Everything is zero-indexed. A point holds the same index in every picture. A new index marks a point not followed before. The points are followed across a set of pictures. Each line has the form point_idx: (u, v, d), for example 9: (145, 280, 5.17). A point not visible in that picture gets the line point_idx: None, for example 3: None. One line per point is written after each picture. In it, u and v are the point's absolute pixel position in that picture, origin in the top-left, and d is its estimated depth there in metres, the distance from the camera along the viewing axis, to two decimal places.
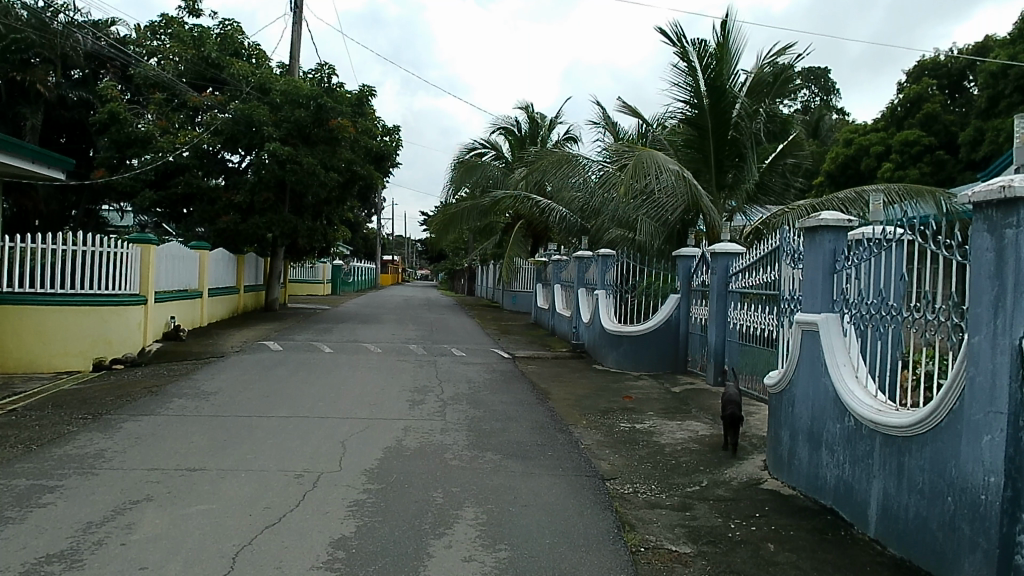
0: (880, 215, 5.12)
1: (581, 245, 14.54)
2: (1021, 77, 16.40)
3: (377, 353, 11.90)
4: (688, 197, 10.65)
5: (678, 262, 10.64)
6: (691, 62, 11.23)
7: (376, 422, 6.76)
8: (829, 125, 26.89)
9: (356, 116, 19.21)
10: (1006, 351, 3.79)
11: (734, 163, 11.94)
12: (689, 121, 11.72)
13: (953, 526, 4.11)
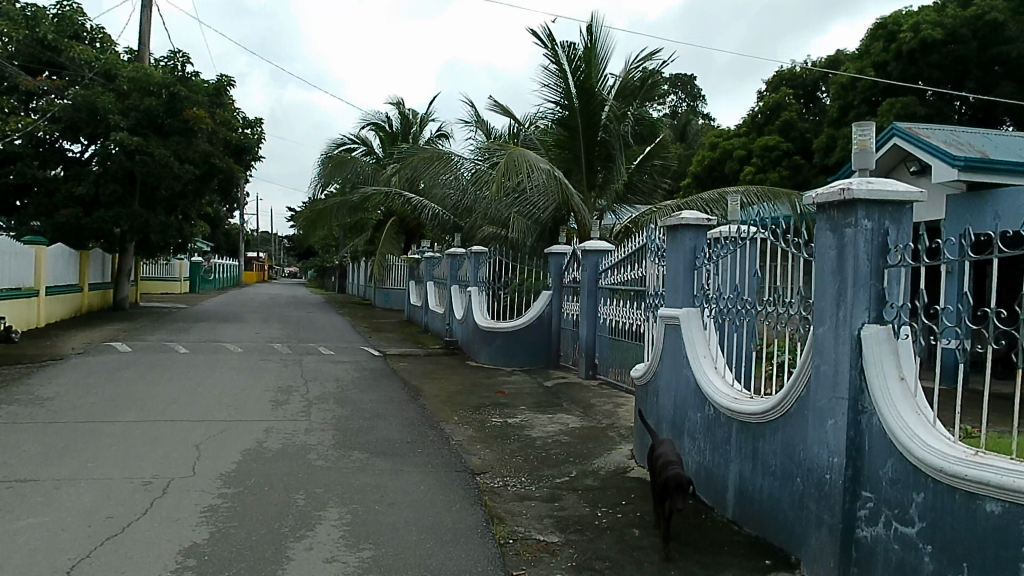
0: (738, 215, 5.34)
1: (455, 242, 14.57)
2: (868, 89, 17.70)
3: (238, 353, 11.46)
4: (560, 197, 10.84)
5: (552, 259, 10.81)
6: (561, 64, 11.51)
7: (234, 425, 6.50)
8: (696, 129, 28.17)
9: (214, 106, 18.52)
10: (847, 341, 4.15)
11: (604, 163, 12.31)
12: (560, 122, 11.98)
13: (802, 504, 4.43)
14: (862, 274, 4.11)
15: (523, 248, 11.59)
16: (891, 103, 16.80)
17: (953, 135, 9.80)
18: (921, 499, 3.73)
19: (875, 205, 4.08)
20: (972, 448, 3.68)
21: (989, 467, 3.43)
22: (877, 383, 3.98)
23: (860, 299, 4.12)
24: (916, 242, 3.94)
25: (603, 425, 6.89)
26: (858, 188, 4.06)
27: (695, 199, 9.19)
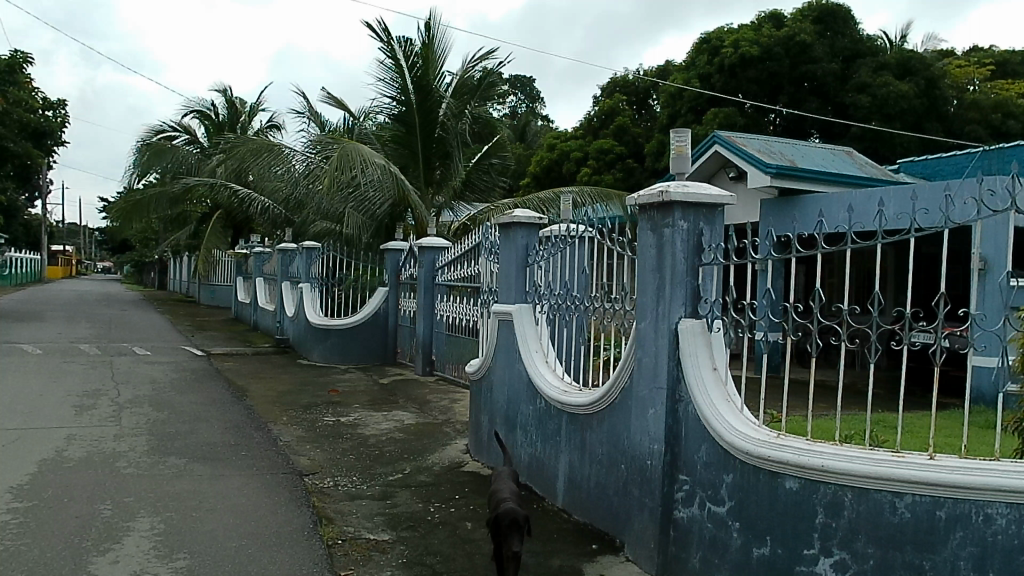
0: (569, 214, 5.50)
1: (285, 237, 14.09)
2: (695, 99, 18.90)
3: (39, 355, 10.50)
4: (395, 193, 10.86)
5: (387, 256, 10.91)
6: (397, 60, 11.42)
7: (29, 434, 5.94)
8: (535, 130, 28.92)
9: (6, 84, 16.91)
10: (665, 334, 4.42)
11: (441, 159, 12.39)
12: (396, 118, 11.92)
13: (625, 490, 4.67)
14: (680, 272, 4.38)
15: (359, 244, 11.39)
16: (714, 113, 18.01)
17: (767, 144, 10.61)
18: (731, 480, 4.09)
19: (690, 208, 4.37)
20: (774, 431, 4.09)
21: (790, 448, 3.85)
22: (693, 373, 4.28)
23: (678, 295, 4.39)
24: (728, 243, 4.26)
25: (439, 421, 6.92)
26: (675, 191, 4.31)
27: (530, 198, 9.42)
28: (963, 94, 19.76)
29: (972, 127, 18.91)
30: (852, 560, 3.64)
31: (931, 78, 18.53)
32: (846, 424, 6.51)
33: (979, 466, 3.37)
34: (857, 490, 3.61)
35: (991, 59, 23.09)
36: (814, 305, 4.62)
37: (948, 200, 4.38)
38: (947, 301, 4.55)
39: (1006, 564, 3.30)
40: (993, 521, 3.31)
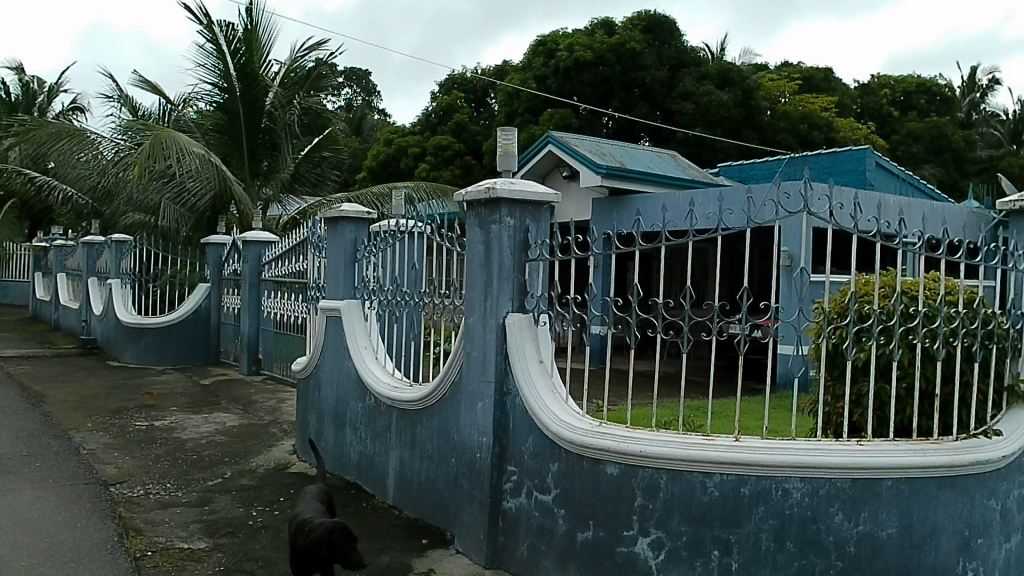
0: (399, 209, 5.47)
1: (92, 229, 13.06)
2: (531, 99, 19.43)
3: None
4: (218, 184, 10.34)
5: (208, 250, 10.58)
6: (218, 45, 10.91)
7: None
8: (372, 124, 28.58)
9: None
10: (493, 329, 4.51)
11: (269, 152, 11.95)
12: (219, 106, 11.35)
13: (455, 484, 4.73)
14: (507, 267, 4.47)
15: (177, 237, 10.84)
16: (550, 114, 18.59)
17: (597, 145, 11.05)
18: (556, 468, 4.25)
19: (516, 204, 4.47)
20: (596, 420, 4.28)
21: (610, 436, 4.04)
22: (521, 367, 4.39)
23: (505, 290, 4.49)
24: (552, 240, 4.41)
25: (265, 421, 6.70)
26: (501, 188, 4.40)
27: (363, 193, 9.31)
28: (775, 105, 21.52)
29: (782, 136, 20.65)
30: (666, 539, 3.92)
31: (747, 89, 20.03)
32: (663, 412, 6.94)
33: (777, 447, 3.81)
34: (672, 473, 3.89)
35: (798, 75, 25.27)
36: (633, 299, 4.86)
37: (750, 201, 4.74)
38: (749, 295, 4.95)
39: (800, 532, 3.80)
40: (789, 494, 3.79)
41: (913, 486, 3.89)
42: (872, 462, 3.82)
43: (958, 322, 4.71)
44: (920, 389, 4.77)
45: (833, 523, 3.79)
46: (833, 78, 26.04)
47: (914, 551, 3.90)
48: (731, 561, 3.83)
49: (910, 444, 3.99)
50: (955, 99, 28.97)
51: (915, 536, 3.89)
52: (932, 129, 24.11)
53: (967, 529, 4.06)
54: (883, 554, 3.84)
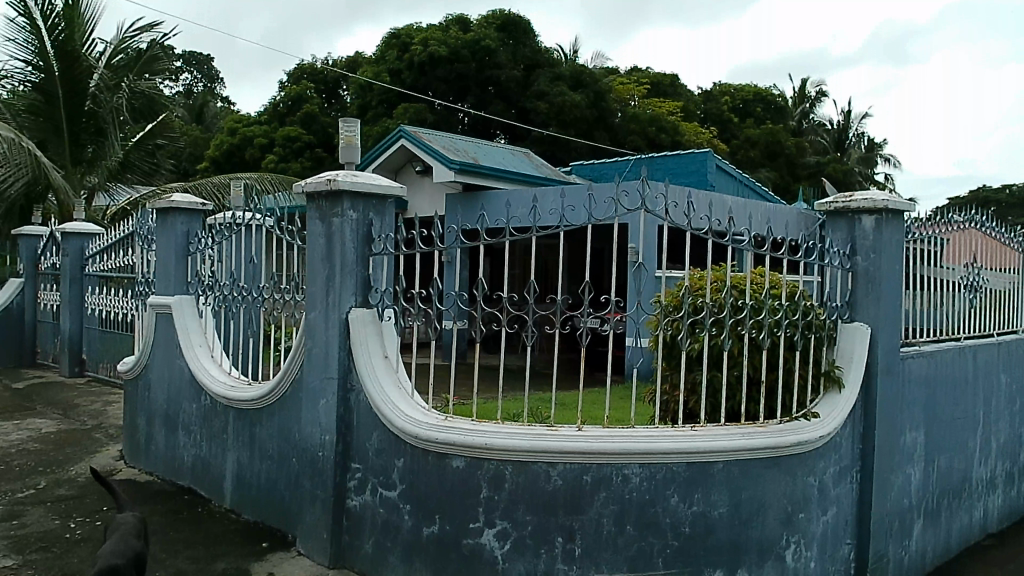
0: (236, 201, 5.26)
1: None
2: (384, 93, 19.32)
3: None
4: (32, 172, 9.56)
5: (21, 242, 9.98)
6: (34, 20, 10.15)
7: None
8: (215, 112, 27.42)
9: None
10: (336, 324, 4.41)
11: (93, 137, 11.24)
12: (35, 86, 10.53)
13: (297, 484, 4.61)
14: (350, 261, 4.39)
15: None
16: (405, 107, 18.49)
17: (450, 141, 11.08)
18: (402, 464, 4.21)
19: (359, 197, 4.40)
20: (442, 414, 4.29)
21: (456, 429, 4.05)
22: (365, 363, 4.33)
23: (348, 285, 4.40)
24: (397, 233, 4.38)
25: (87, 427, 6.32)
26: (343, 180, 4.32)
27: (201, 184, 8.93)
28: (626, 108, 22.41)
29: (632, 138, 21.53)
30: (512, 529, 3.98)
31: (598, 91, 20.75)
32: (510, 404, 7.07)
33: (617, 435, 3.97)
34: (516, 464, 3.95)
35: (647, 80, 26.43)
36: (478, 294, 4.90)
37: (591, 198, 4.89)
38: (591, 289, 5.11)
39: (639, 515, 3.98)
40: (629, 479, 3.96)
41: (740, 467, 4.17)
42: (702, 446, 4.05)
43: (782, 313, 5.08)
44: (748, 376, 5.10)
45: (669, 504, 4.00)
46: (678, 84, 27.40)
47: (742, 527, 4.21)
48: (574, 547, 3.95)
49: (739, 428, 4.26)
50: (788, 108, 31.23)
51: (743, 513, 4.20)
52: (767, 136, 25.89)
53: (790, 504, 4.40)
54: (715, 531, 4.12)
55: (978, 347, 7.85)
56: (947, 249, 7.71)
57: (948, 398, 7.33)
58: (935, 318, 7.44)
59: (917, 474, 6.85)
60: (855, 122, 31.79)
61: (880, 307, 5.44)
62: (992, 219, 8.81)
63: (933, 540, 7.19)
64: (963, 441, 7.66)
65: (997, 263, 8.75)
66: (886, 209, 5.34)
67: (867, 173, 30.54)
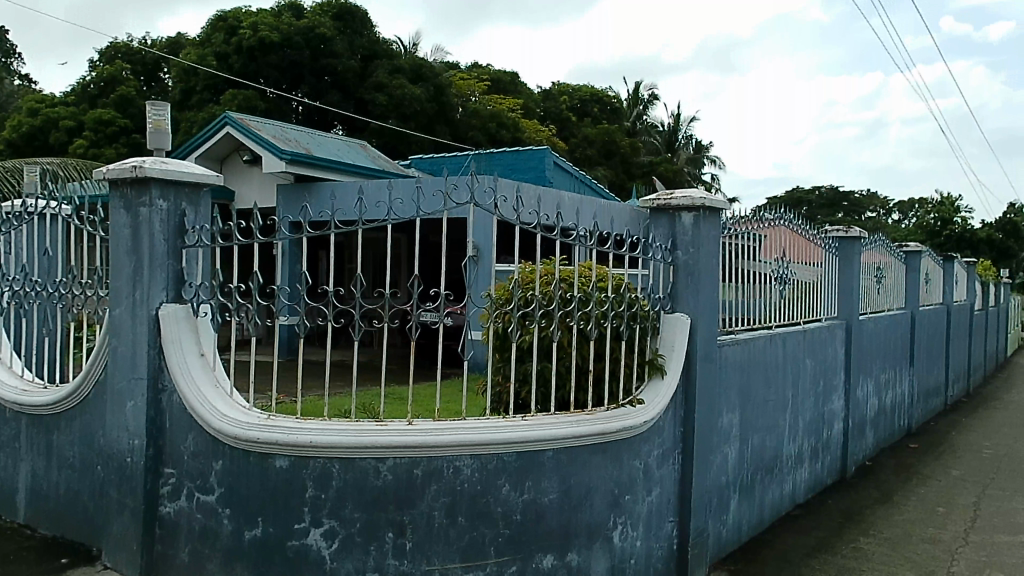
0: (28, 188, 4.85)
1: None
2: (209, 78, 18.58)
3: None
4: None
5: None
6: None
7: None
8: (11, 92, 25.14)
9: None
10: (144, 321, 4.14)
11: None
12: None
13: (103, 492, 4.33)
14: (159, 254, 4.13)
15: None
16: (233, 94, 17.80)
17: (281, 130, 10.73)
18: (220, 466, 4.02)
19: (169, 185, 4.13)
20: (264, 412, 4.13)
21: (279, 428, 3.90)
22: (177, 362, 4.10)
23: (158, 279, 4.14)
24: (213, 225, 4.17)
25: None
26: (151, 167, 4.04)
27: None
28: (466, 103, 22.70)
29: (473, 133, 21.83)
30: (339, 527, 3.89)
31: (439, 85, 20.83)
32: (338, 400, 6.96)
33: (448, 427, 3.98)
34: (344, 461, 3.86)
35: (487, 77, 26.85)
36: (302, 288, 4.76)
37: (419, 192, 4.86)
38: (421, 282, 5.08)
39: (471, 506, 4.01)
40: (460, 471, 3.97)
41: (570, 453, 4.31)
42: (531, 435, 4.14)
43: (608, 305, 5.29)
44: (576, 366, 5.26)
45: (500, 494, 4.07)
46: (518, 83, 28.10)
47: (572, 512, 4.35)
48: (405, 541, 3.92)
49: (568, 417, 4.39)
50: (621, 110, 32.83)
51: (573, 498, 4.35)
52: (603, 135, 27.06)
53: (617, 488, 4.61)
54: (545, 518, 4.24)
55: (787, 334, 8.56)
56: (761, 244, 8.32)
57: (761, 381, 7.93)
58: (750, 307, 8.01)
59: (734, 454, 7.37)
60: (684, 125, 33.86)
61: (699, 299, 5.78)
62: (799, 216, 9.61)
63: (748, 514, 7.76)
64: (774, 421, 8.32)
65: (804, 257, 9.57)
66: (704, 206, 5.69)
67: (694, 174, 32.62)
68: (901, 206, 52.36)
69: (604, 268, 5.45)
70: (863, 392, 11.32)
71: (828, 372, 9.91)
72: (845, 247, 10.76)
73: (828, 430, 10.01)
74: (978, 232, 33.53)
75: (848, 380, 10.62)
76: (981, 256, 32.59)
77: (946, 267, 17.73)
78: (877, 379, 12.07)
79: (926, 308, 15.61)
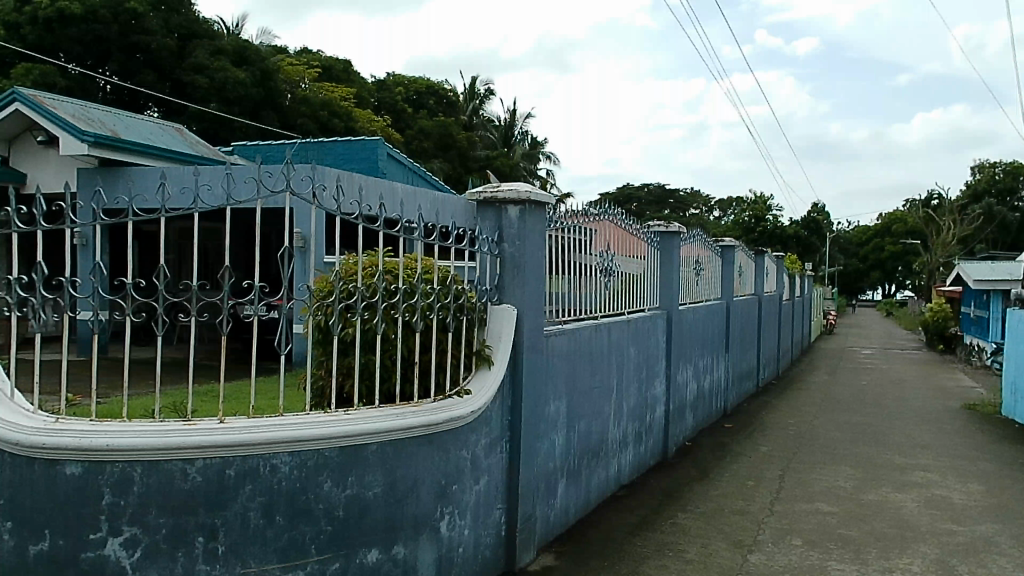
0: None
1: None
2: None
3: None
4: None
5: None
6: None
7: None
8: None
9: None
10: None
11: None
12: None
13: None
14: None
15: None
16: (27, 67, 16.45)
17: (83, 110, 10.00)
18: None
19: None
20: (51, 417, 3.77)
21: (69, 432, 3.57)
22: None
23: None
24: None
25: None
26: None
27: None
28: (295, 89, 22.09)
29: (303, 120, 21.24)
30: (142, 534, 3.62)
31: (264, 69, 20.42)
32: (145, 401, 6.60)
33: (263, 425, 3.83)
34: (148, 464, 3.60)
35: (317, 64, 26.67)
36: (97, 279, 4.40)
37: (229, 178, 4.64)
38: (232, 274, 4.80)
39: (290, 504, 3.90)
40: (277, 469, 3.85)
41: (394, 447, 4.31)
42: (352, 429, 4.09)
43: (433, 297, 5.25)
44: (403, 357, 5.15)
45: (322, 491, 3.98)
46: (350, 71, 28.07)
47: (397, 504, 4.35)
48: (218, 545, 3.73)
49: (391, 409, 4.39)
50: (458, 104, 33.24)
51: (397, 492, 4.34)
52: (439, 127, 27.11)
53: (442, 479, 4.68)
54: (369, 512, 4.20)
55: (611, 324, 8.96)
56: (587, 238, 8.64)
57: (586, 369, 8.25)
58: (576, 298, 8.28)
59: (561, 440, 7.62)
60: (519, 120, 34.63)
61: (524, 291, 5.95)
62: (624, 212, 10.06)
63: (575, 497, 8.06)
64: (599, 407, 8.69)
65: (628, 250, 10.04)
66: (529, 199, 5.88)
67: (530, 168, 33.35)
68: (722, 204, 56.39)
69: (429, 260, 5.41)
70: (682, 377, 12.07)
71: (650, 359, 10.47)
72: (666, 241, 11.39)
73: (650, 414, 10.58)
74: (786, 228, 36.70)
75: (668, 366, 11.28)
76: (789, 250, 35.73)
77: (758, 261, 19.26)
78: (695, 365, 12.89)
79: (739, 298, 16.88)
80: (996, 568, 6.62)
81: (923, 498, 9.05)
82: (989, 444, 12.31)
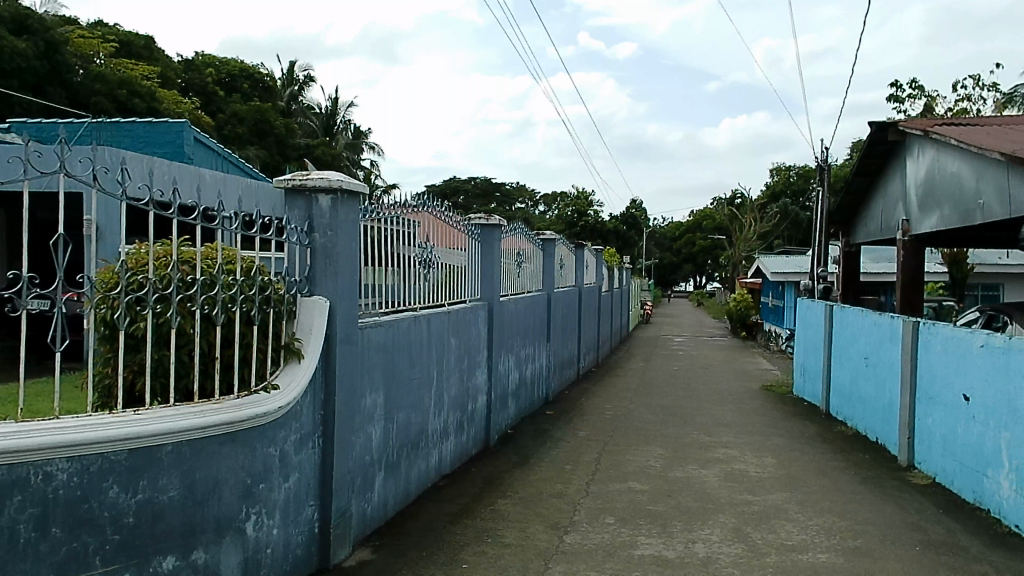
0: None
1: None
2: None
3: None
4: None
5: None
6: None
7: None
8: None
9: None
10: None
11: None
12: None
13: None
14: None
15: None
16: None
17: None
18: None
19: None
20: None
21: None
22: None
23: None
24: None
25: None
26: None
27: None
28: (89, 65, 20.43)
29: (96, 99, 19.68)
30: None
31: (49, 41, 18.78)
32: None
33: (35, 429, 3.40)
34: None
35: (115, 38, 24.74)
36: None
37: None
38: None
39: (68, 515, 3.50)
40: (53, 478, 3.42)
41: (192, 447, 4.07)
42: (142, 431, 3.79)
43: (236, 288, 4.94)
44: (202, 352, 4.79)
45: (108, 497, 3.65)
46: (154, 48, 26.27)
47: (195, 508, 4.12)
48: None
49: (188, 408, 4.15)
50: (275, 89, 31.99)
51: (197, 493, 4.13)
52: (254, 113, 26.02)
53: (248, 478, 4.52)
54: (163, 517, 3.94)
55: (430, 315, 8.95)
56: (405, 228, 8.57)
57: (404, 360, 8.21)
58: (393, 290, 8.20)
59: (377, 433, 7.52)
60: (340, 109, 33.95)
61: (335, 283, 5.81)
62: (444, 203, 10.08)
63: (394, 490, 8.00)
64: (418, 399, 8.68)
65: (448, 242, 10.07)
66: (340, 188, 5.76)
67: (353, 158, 32.78)
68: (546, 198, 58.29)
69: (233, 250, 5.07)
70: (503, 366, 12.31)
71: (470, 350, 10.57)
72: (487, 233, 11.53)
73: (471, 404, 10.71)
74: (605, 223, 38.57)
75: (489, 357, 11.47)
76: (607, 244, 37.59)
77: (577, 254, 20.05)
78: (516, 354, 13.19)
79: (560, 289, 17.48)
80: (784, 532, 7.29)
81: (722, 473, 9.82)
82: (779, 420, 13.59)
